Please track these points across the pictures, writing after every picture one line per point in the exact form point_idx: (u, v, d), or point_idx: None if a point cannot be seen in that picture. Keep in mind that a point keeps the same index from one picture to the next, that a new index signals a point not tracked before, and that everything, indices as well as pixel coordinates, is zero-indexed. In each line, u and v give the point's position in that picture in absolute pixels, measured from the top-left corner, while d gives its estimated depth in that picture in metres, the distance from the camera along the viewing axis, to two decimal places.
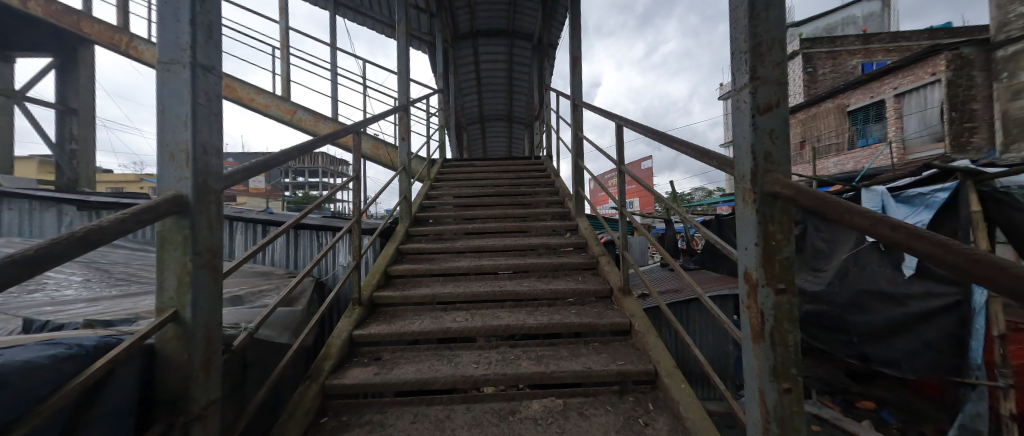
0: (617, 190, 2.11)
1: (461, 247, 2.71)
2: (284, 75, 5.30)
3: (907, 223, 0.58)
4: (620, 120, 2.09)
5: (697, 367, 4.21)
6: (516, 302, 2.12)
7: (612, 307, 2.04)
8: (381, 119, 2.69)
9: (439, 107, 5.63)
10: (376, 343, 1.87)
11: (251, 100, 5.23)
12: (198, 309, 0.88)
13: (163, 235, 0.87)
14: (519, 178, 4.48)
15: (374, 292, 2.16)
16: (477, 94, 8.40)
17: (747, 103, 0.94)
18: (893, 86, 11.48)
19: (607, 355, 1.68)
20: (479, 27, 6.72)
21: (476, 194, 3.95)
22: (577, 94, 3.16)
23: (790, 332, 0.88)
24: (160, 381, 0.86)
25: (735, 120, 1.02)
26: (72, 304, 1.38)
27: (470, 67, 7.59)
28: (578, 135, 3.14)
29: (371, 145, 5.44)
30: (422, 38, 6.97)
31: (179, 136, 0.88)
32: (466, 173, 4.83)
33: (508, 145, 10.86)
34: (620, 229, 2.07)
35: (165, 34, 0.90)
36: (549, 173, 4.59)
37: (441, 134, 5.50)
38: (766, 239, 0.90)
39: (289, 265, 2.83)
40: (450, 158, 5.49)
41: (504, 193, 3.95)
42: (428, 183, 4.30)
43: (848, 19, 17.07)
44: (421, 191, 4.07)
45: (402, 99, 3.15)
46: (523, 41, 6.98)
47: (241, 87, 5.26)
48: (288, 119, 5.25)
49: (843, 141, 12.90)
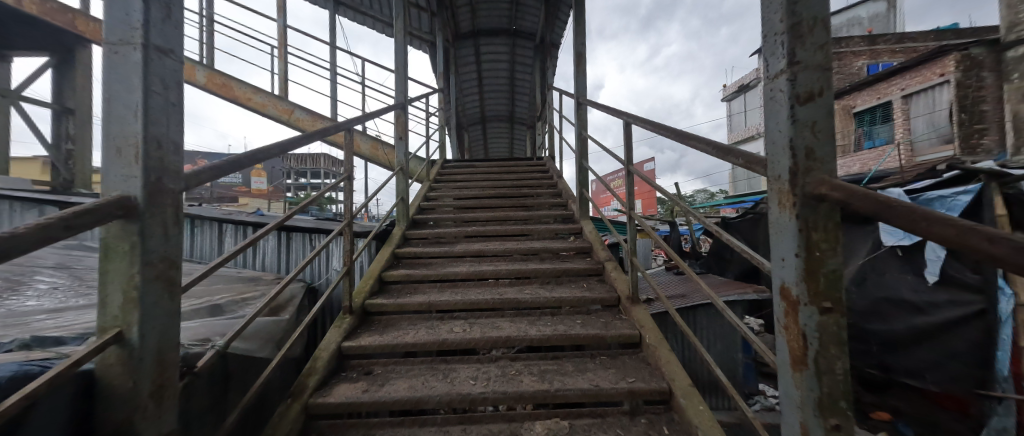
0: (626, 191, 1.97)
1: (460, 251, 2.58)
2: (282, 74, 5.19)
3: (1010, 235, 0.44)
4: (628, 117, 1.95)
5: (705, 375, 4.05)
6: (517, 311, 1.99)
7: (620, 317, 1.91)
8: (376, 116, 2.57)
9: (439, 106, 5.51)
10: (367, 355, 1.74)
11: (247, 99, 5.12)
12: (148, 328, 0.76)
13: (108, 242, 0.75)
14: (521, 179, 4.36)
15: (367, 299, 2.04)
16: (478, 93, 8.29)
17: (785, 92, 0.82)
18: (901, 88, 11.34)
19: (615, 371, 1.56)
20: (481, 26, 6.62)
21: (477, 195, 3.83)
22: (581, 92, 3.03)
23: (838, 358, 0.75)
24: (102, 414, 0.73)
25: (768, 112, 0.89)
26: (30, 317, 1.26)
27: (472, 66, 7.49)
28: (583, 134, 3.01)
29: (370, 145, 5.32)
30: (423, 37, 6.87)
31: (129, 128, 0.77)
32: (466, 174, 4.71)
33: (509, 146, 10.73)
34: (629, 233, 1.94)
35: (114, 10, 0.78)
36: (551, 174, 4.46)
37: (441, 134, 5.38)
38: (809, 249, 0.77)
39: (280, 269, 2.71)
40: (451, 159, 5.37)
41: (505, 195, 3.83)
42: (428, 184, 4.19)
43: (853, 20, 16.94)
44: (421, 192, 3.96)
45: (400, 96, 3.03)
46: (526, 41, 6.87)
47: (238, 85, 5.15)
48: (286, 119, 5.14)
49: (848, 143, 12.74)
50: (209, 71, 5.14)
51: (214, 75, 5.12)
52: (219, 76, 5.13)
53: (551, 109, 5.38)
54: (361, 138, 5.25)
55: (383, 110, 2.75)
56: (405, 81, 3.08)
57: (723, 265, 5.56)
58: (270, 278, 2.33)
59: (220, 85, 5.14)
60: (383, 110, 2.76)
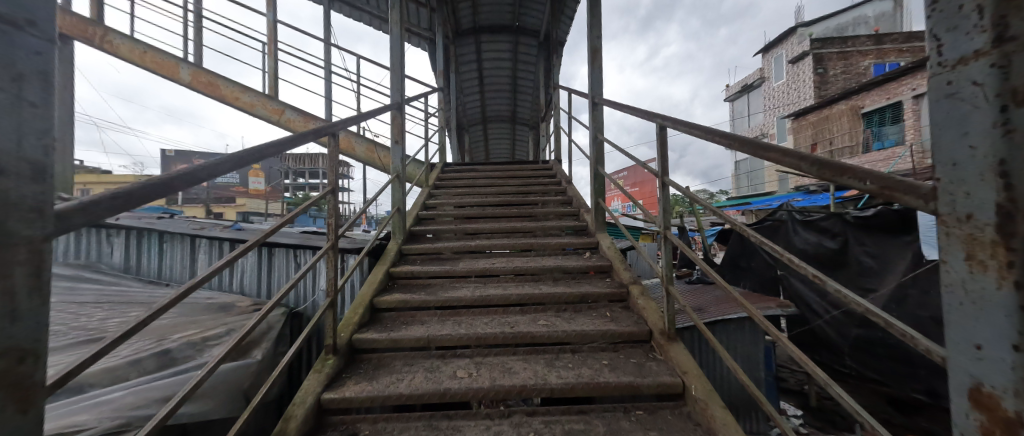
0: (660, 208, 1.66)
1: (463, 271, 2.27)
2: (272, 72, 4.87)
3: None
4: (660, 119, 1.64)
5: (733, 395, 3.68)
6: (532, 349, 1.68)
7: (655, 358, 1.59)
8: (368, 117, 2.26)
9: (439, 106, 5.20)
10: (352, 410, 1.43)
11: (235, 98, 4.80)
12: None
13: None
14: (527, 185, 4.06)
15: (354, 334, 1.72)
16: (479, 93, 8.00)
17: (988, 87, 0.50)
18: (911, 88, 11.06)
19: (657, 435, 1.26)
20: (482, 22, 6.33)
21: (481, 203, 3.51)
22: (596, 91, 2.74)
23: None
24: None
25: (940, 118, 0.57)
26: None
27: (472, 65, 7.20)
28: (598, 137, 2.71)
29: (365, 148, 5.01)
30: (422, 34, 6.56)
31: None
32: (467, 179, 4.41)
33: (510, 147, 10.42)
34: (664, 257, 1.64)
35: None
36: (558, 179, 4.17)
37: (441, 136, 5.07)
38: None
39: (259, 290, 2.39)
40: (451, 162, 5.06)
41: (511, 203, 3.51)
42: (426, 190, 3.88)
43: (859, 19, 16.75)
44: (419, 199, 3.64)
45: (396, 96, 2.72)
46: (529, 38, 6.56)
47: (225, 84, 4.82)
48: (275, 120, 4.82)
49: (857, 144, 12.50)
50: (193, 68, 4.80)
51: (200, 73, 4.79)
52: (206, 73, 4.81)
53: (558, 110, 5.07)
54: (355, 140, 4.94)
55: (376, 112, 2.44)
56: (401, 79, 2.77)
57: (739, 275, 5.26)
58: (245, 304, 2.02)
59: (206, 83, 4.82)
60: (376, 111, 2.45)
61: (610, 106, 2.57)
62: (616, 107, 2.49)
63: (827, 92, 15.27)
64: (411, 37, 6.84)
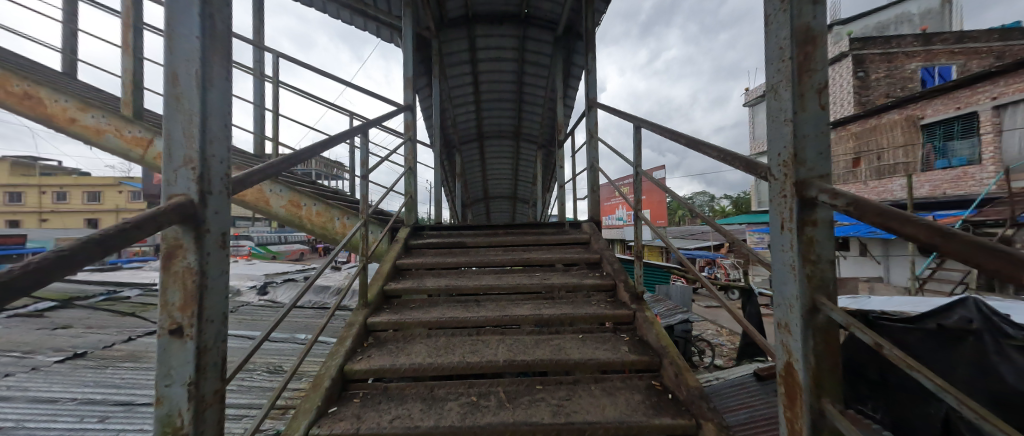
0: None
1: None
2: (128, 77, 2.98)
3: None
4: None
5: None
6: None
7: None
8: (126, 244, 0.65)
9: (405, 133, 3.34)
10: None
11: (68, 120, 2.96)
12: None
13: None
14: (558, 298, 2.14)
15: None
16: (474, 104, 6.19)
17: None
18: (990, 95, 9.25)
19: None
20: (477, 7, 4.49)
21: (467, 367, 1.59)
22: (820, 164, 0.87)
23: None
24: None
25: None
26: None
27: (464, 67, 5.40)
28: (824, 305, 0.84)
29: (286, 201, 3.09)
30: (393, 22, 4.71)
31: None
32: (449, 266, 2.48)
33: (513, 171, 8.50)
34: None
35: None
36: (615, 278, 2.25)
37: (410, 182, 3.20)
38: None
39: None
40: (426, 226, 3.16)
41: (531, 367, 1.59)
42: (361, 311, 1.93)
43: (902, 17, 15.02)
44: (337, 347, 1.68)
45: (182, 180, 0.83)
46: (541, 30, 4.71)
47: (53, 98, 2.95)
48: (137, 155, 2.98)
49: (914, 160, 10.72)
50: None
51: (8, 79, 2.94)
52: (19, 78, 2.95)
53: (594, 140, 3.16)
54: (273, 190, 3.08)
55: (44, 281, 0.52)
56: (203, 130, 0.85)
57: (863, 390, 3.11)
58: None
59: (19, 96, 2.97)
60: (44, 277, 0.53)
61: (946, 250, 0.61)
62: (1016, 260, 0.49)
63: (869, 99, 13.49)
64: (379, 28, 4.99)
